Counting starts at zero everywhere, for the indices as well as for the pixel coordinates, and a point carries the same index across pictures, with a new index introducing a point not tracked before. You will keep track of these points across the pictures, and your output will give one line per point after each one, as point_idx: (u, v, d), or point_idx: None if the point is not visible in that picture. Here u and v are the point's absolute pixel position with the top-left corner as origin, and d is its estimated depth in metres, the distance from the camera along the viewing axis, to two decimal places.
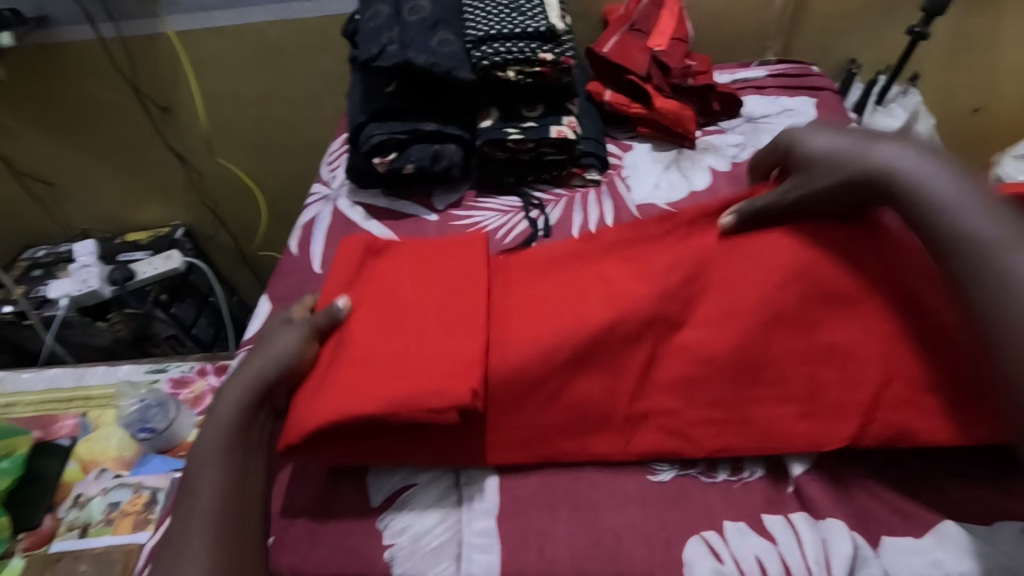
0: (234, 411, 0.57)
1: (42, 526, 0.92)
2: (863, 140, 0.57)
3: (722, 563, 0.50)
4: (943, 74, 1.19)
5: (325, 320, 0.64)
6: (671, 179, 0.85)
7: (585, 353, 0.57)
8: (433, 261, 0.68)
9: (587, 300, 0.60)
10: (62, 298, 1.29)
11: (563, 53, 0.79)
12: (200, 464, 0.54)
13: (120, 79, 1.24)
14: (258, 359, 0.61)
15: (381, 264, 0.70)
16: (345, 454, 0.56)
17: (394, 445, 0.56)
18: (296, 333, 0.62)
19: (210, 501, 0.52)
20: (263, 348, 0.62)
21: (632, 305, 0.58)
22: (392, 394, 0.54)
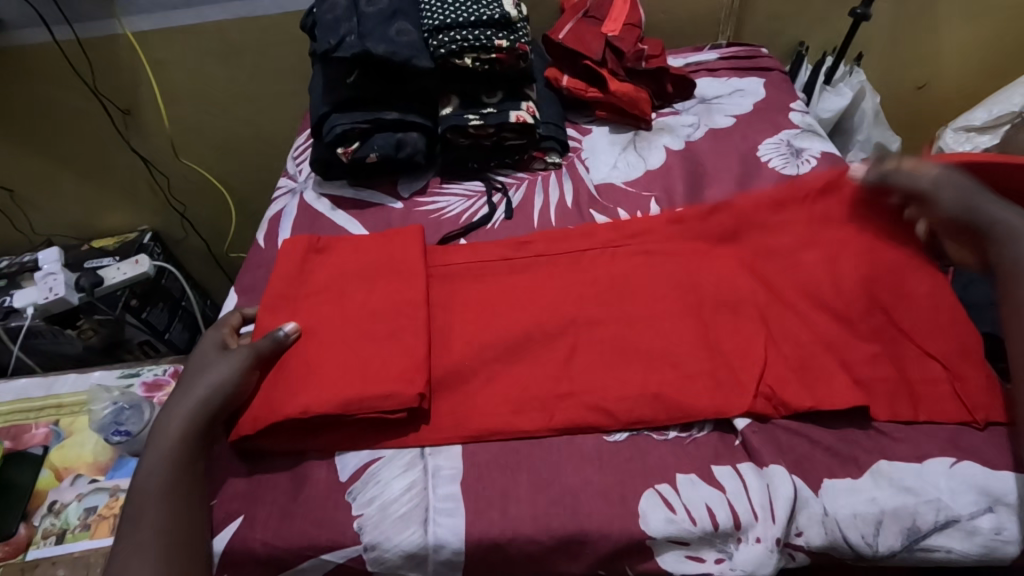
0: (176, 440, 0.56)
1: (17, 535, 0.92)
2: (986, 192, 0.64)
3: (674, 513, 0.53)
4: (887, 54, 1.25)
5: (268, 346, 0.62)
6: (628, 159, 0.88)
7: (603, 393, 0.59)
8: (374, 255, 0.72)
9: (609, 337, 0.63)
10: (28, 307, 1.26)
11: (517, 40, 0.82)
12: (140, 497, 0.54)
13: (79, 83, 1.23)
14: (196, 387, 0.60)
15: (316, 263, 0.73)
16: (290, 439, 0.60)
17: (335, 430, 0.60)
18: (233, 359, 0.61)
19: (153, 534, 0.52)
20: (201, 376, 0.61)
21: (603, 324, 0.65)
22: (340, 393, 0.59)
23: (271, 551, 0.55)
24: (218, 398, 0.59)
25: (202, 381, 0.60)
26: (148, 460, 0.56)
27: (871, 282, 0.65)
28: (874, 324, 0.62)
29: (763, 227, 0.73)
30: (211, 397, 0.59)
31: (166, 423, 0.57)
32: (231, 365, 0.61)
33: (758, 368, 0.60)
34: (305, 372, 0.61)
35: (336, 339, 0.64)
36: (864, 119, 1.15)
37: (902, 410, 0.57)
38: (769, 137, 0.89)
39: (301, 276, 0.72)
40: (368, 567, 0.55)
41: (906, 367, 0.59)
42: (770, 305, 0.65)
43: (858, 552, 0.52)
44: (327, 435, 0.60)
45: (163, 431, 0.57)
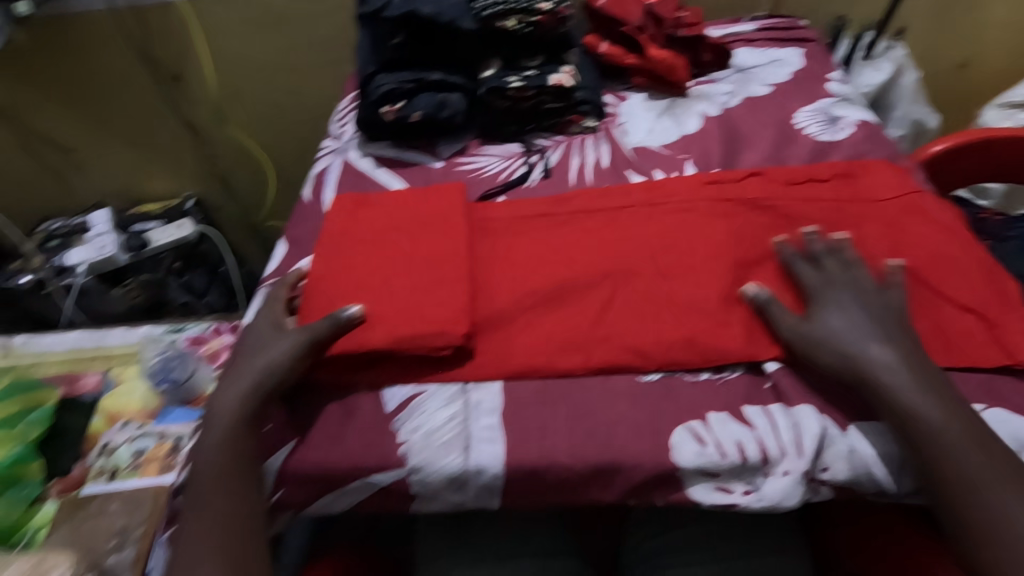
0: (232, 425, 0.59)
1: (72, 473, 1.00)
2: (868, 327, 0.57)
3: (704, 446, 0.56)
4: (928, 31, 1.23)
5: (325, 329, 0.61)
6: (664, 124, 0.90)
7: (637, 337, 0.62)
8: (419, 206, 0.76)
9: (645, 288, 0.66)
10: (80, 264, 1.38)
11: (559, 3, 0.86)
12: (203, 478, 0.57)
13: (132, 49, 1.27)
14: (252, 370, 0.61)
15: (364, 214, 0.76)
16: (346, 376, 0.63)
17: (387, 366, 0.63)
18: (289, 341, 0.61)
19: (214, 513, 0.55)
20: (257, 357, 0.62)
21: (639, 276, 0.67)
22: (394, 329, 0.62)
23: (323, 470, 0.59)
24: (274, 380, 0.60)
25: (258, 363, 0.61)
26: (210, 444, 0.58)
27: (901, 243, 0.66)
28: (907, 283, 0.63)
29: (796, 189, 0.74)
30: (265, 378, 0.60)
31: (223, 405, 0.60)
32: (291, 347, 0.61)
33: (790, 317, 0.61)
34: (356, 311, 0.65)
35: (386, 283, 0.67)
36: (902, 95, 1.14)
37: (938, 357, 0.58)
38: (806, 105, 0.89)
39: (353, 222, 0.75)
40: (412, 488, 0.58)
41: (940, 320, 0.61)
42: None
43: (881, 488, 0.54)
44: (380, 370, 0.63)
45: (219, 414, 0.59)
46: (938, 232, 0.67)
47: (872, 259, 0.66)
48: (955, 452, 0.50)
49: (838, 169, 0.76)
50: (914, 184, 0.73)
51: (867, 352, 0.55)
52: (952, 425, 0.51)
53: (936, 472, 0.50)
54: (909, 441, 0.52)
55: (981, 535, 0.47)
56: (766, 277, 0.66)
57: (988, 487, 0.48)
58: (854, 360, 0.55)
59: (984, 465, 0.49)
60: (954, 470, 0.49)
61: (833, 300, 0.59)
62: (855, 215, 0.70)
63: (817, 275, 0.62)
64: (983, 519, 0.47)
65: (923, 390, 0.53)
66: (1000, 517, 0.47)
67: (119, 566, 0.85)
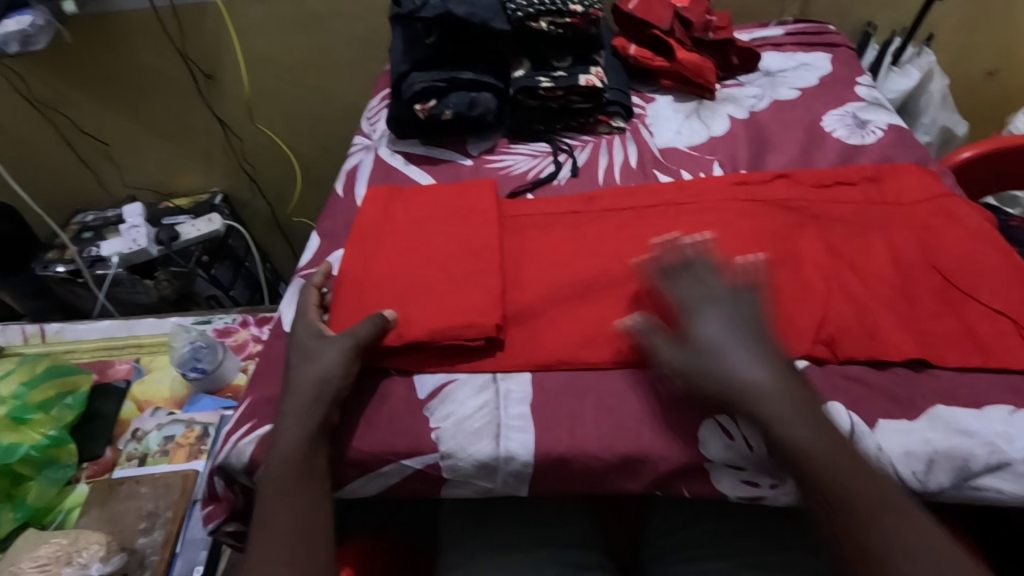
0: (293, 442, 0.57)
1: (103, 457, 1.04)
2: (743, 346, 0.54)
3: (732, 439, 0.56)
4: (957, 38, 1.23)
5: (370, 333, 0.62)
6: (692, 126, 0.91)
7: None
8: (452, 201, 0.78)
9: None
10: (113, 256, 1.37)
11: (591, 6, 0.88)
12: (268, 509, 0.55)
13: (169, 47, 1.31)
14: (305, 388, 0.59)
15: (394, 208, 0.78)
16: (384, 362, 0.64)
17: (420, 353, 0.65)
18: (335, 348, 0.61)
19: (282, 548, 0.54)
20: (309, 375, 0.60)
21: None
22: (429, 321, 0.64)
23: (356, 454, 0.60)
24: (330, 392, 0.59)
25: (311, 382, 0.59)
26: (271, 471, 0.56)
27: (930, 246, 0.67)
28: (937, 285, 0.64)
29: (824, 191, 0.75)
30: (319, 395, 0.59)
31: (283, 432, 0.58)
32: (339, 355, 0.60)
33: (818, 316, 0.62)
34: (390, 303, 0.67)
35: (418, 276, 0.69)
36: (930, 101, 1.14)
37: (969, 358, 0.59)
38: (834, 109, 0.90)
39: (385, 217, 0.77)
40: (443, 474, 0.60)
41: (971, 322, 0.61)
42: (830, 261, 0.67)
43: (908, 487, 0.54)
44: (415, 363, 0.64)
45: (277, 442, 0.57)
46: (968, 235, 0.67)
47: (901, 261, 0.66)
48: (839, 479, 0.49)
49: (867, 172, 0.76)
50: (943, 187, 0.73)
51: (745, 376, 0.53)
52: (834, 451, 0.50)
53: (818, 498, 0.50)
54: (795, 467, 0.51)
55: (869, 559, 0.48)
56: (794, 276, 0.66)
57: (872, 512, 0.48)
58: (733, 386, 0.53)
59: (864, 487, 0.49)
60: (839, 496, 0.49)
61: (706, 315, 0.56)
62: (884, 217, 0.71)
63: (688, 289, 0.58)
64: (869, 541, 0.48)
65: (799, 413, 0.51)
66: (882, 541, 0.48)
67: (149, 547, 0.88)
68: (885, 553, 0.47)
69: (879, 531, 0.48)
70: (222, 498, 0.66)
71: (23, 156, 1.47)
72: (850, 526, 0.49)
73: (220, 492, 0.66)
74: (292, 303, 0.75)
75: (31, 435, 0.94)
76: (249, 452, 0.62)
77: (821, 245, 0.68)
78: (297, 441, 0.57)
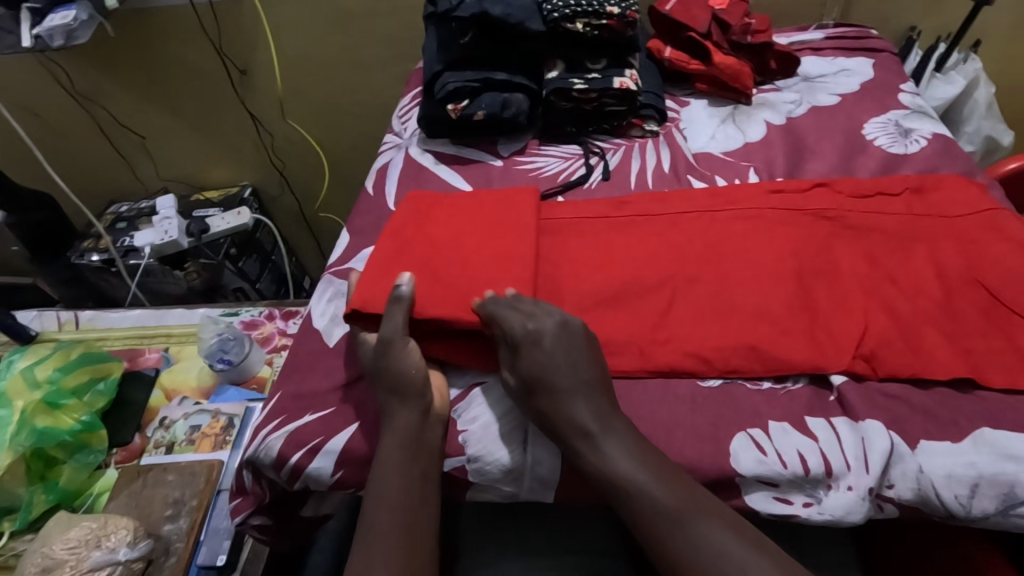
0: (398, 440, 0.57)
1: (132, 443, 1.05)
2: (568, 378, 0.57)
3: (765, 455, 0.55)
4: (1005, 44, 1.19)
5: (404, 314, 0.62)
6: (727, 131, 0.89)
7: (699, 342, 0.62)
8: (493, 207, 0.76)
9: (708, 294, 0.65)
10: (145, 247, 1.38)
11: (628, 7, 0.86)
12: (375, 515, 0.55)
13: (205, 42, 1.32)
14: (391, 397, 0.59)
15: (432, 204, 0.78)
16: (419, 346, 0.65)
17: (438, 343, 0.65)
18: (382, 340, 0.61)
19: (390, 553, 0.54)
20: (391, 382, 0.60)
21: (701, 282, 0.67)
22: (452, 310, 0.63)
23: None
24: (412, 386, 0.59)
25: (395, 390, 0.59)
26: (376, 485, 0.56)
27: (976, 261, 0.64)
28: (983, 302, 0.61)
29: (865, 202, 0.73)
30: (403, 397, 0.59)
31: (385, 439, 0.58)
32: (405, 349, 0.61)
33: (856, 332, 0.60)
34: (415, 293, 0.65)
35: (447, 269, 0.68)
36: (975, 110, 1.10)
37: (1019, 379, 0.56)
38: (876, 116, 0.87)
39: (426, 211, 0.77)
40: (470, 477, 0.60)
41: (1022, 342, 0.58)
42: (871, 275, 0.65)
43: (948, 511, 0.52)
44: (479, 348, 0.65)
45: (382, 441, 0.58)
46: (1019, 250, 0.65)
47: (946, 276, 0.64)
48: (644, 486, 0.52)
49: (910, 182, 0.74)
50: (991, 200, 0.71)
51: (566, 407, 0.56)
52: (642, 464, 0.53)
53: (636, 508, 0.52)
54: (610, 483, 0.54)
55: (672, 558, 0.50)
56: (832, 290, 0.64)
57: (678, 514, 0.51)
58: (558, 417, 0.56)
59: (671, 491, 0.52)
60: (651, 504, 0.52)
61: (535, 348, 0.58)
62: (928, 229, 0.68)
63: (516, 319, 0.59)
64: (675, 544, 0.50)
65: (622, 439, 0.54)
66: (684, 538, 0.50)
67: (175, 534, 0.90)
68: (687, 553, 0.50)
69: (681, 531, 0.50)
70: (251, 492, 0.67)
71: (63, 148, 1.51)
72: (658, 531, 0.51)
73: (248, 486, 0.67)
74: (322, 299, 0.76)
75: (65, 420, 0.97)
76: (278, 448, 0.62)
77: (860, 257, 0.67)
78: (395, 449, 0.57)
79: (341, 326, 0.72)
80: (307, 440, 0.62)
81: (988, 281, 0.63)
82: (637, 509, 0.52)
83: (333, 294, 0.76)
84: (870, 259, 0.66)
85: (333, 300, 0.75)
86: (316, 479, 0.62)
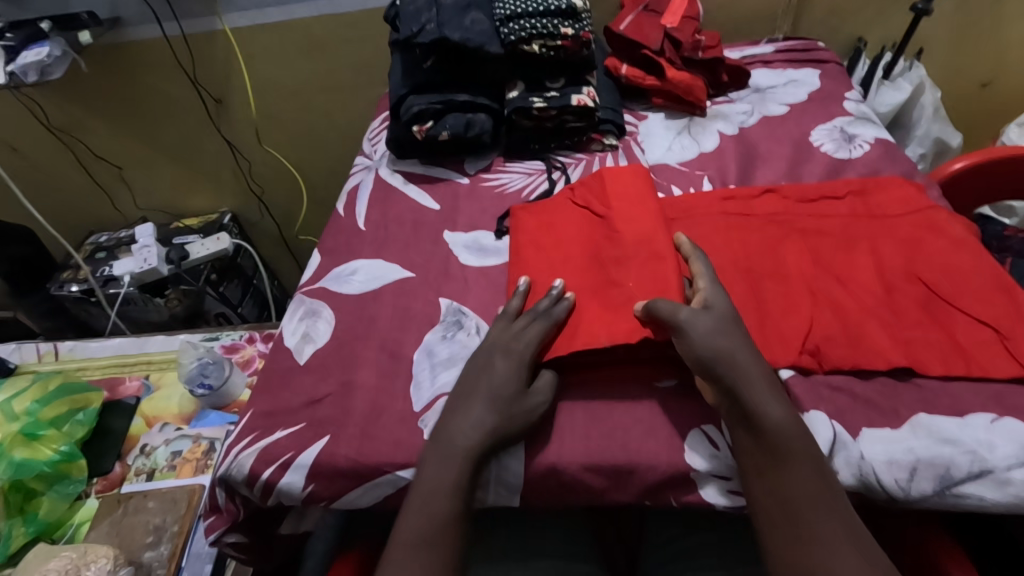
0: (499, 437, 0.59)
1: (112, 471, 1.05)
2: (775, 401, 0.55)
3: (717, 449, 0.59)
4: (949, 51, 1.25)
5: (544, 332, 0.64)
6: (682, 142, 0.93)
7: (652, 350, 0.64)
8: (575, 229, 0.77)
9: None
10: (125, 276, 1.39)
11: (582, 28, 0.89)
12: (449, 498, 0.56)
13: (180, 73, 1.35)
14: None
15: (585, 193, 0.81)
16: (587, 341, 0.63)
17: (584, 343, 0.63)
18: (547, 328, 0.65)
19: (441, 519, 0.56)
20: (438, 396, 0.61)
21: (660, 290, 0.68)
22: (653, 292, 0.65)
23: (355, 465, 0.63)
24: (517, 403, 0.60)
25: None
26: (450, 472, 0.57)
27: (915, 259, 0.68)
28: (920, 295, 0.65)
29: (811, 206, 0.76)
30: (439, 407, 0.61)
31: (467, 429, 0.59)
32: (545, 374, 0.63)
33: (803, 328, 0.63)
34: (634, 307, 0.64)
35: (601, 270, 0.70)
36: (923, 114, 1.15)
37: (954, 367, 0.59)
38: (822, 124, 0.91)
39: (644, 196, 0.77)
40: None
41: (956, 332, 0.61)
42: (816, 273, 0.68)
43: (889, 494, 0.55)
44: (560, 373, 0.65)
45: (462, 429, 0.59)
46: (953, 246, 0.68)
47: (887, 273, 0.67)
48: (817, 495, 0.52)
49: (853, 186, 0.78)
50: (929, 200, 0.75)
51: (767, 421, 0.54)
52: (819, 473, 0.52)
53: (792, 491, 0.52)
54: (771, 464, 0.53)
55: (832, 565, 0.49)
56: (782, 288, 0.67)
57: (795, 461, 0.53)
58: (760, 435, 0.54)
59: (791, 432, 0.54)
60: (768, 439, 0.53)
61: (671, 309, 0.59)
62: (869, 229, 0.72)
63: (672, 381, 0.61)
64: (792, 496, 0.52)
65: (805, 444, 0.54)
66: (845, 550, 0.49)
67: (156, 561, 0.90)
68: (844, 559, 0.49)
69: (792, 471, 0.52)
70: (224, 510, 0.68)
71: (41, 180, 1.53)
72: (781, 478, 0.52)
73: (221, 504, 0.68)
74: (294, 319, 0.78)
75: (43, 451, 0.97)
76: (249, 465, 0.64)
77: (807, 259, 0.70)
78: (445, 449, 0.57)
79: (312, 343, 0.74)
80: (278, 455, 0.64)
81: (927, 275, 0.66)
82: (755, 449, 0.54)
83: (305, 313, 0.78)
84: (814, 260, 0.69)
85: (303, 317, 0.77)
86: (287, 492, 0.63)
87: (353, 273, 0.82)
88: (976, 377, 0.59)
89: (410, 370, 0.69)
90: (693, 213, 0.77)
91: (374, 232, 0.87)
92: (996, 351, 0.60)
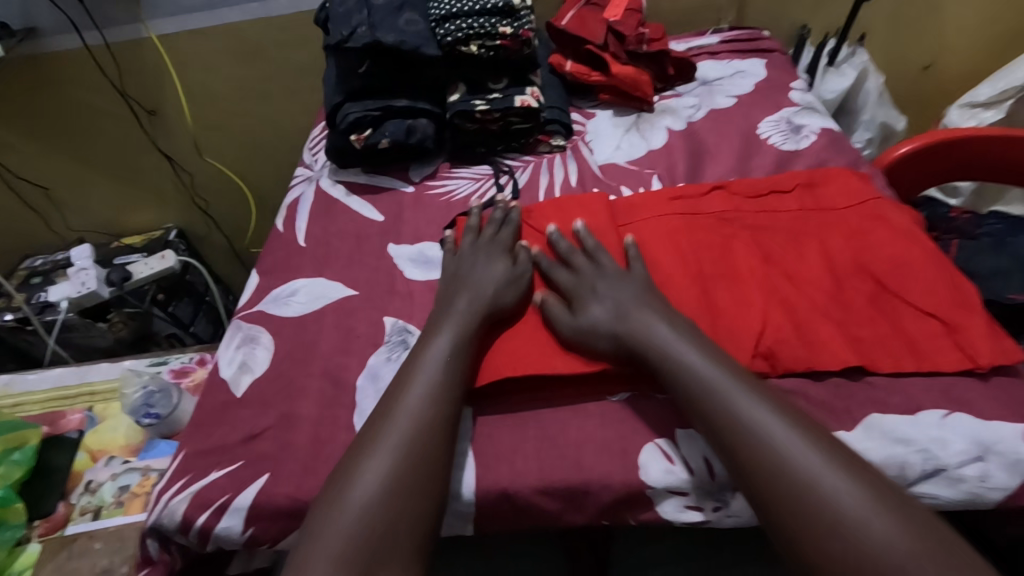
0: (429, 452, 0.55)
1: (55, 513, 0.97)
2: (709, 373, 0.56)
3: (672, 464, 0.57)
4: (890, 36, 1.26)
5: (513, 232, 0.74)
6: (631, 140, 0.91)
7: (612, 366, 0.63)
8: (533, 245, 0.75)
9: None
10: (62, 301, 1.31)
11: (521, 26, 0.86)
12: None
13: (107, 83, 1.27)
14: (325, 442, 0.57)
15: (555, 210, 0.78)
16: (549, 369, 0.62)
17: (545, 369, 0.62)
18: (513, 233, 0.75)
19: None
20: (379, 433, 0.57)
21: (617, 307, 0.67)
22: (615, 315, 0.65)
23: (298, 504, 0.59)
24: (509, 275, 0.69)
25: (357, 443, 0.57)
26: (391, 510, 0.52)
27: (863, 253, 0.67)
28: (868, 289, 0.64)
29: (760, 202, 0.75)
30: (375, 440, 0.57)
31: None
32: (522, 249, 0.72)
33: (754, 330, 0.62)
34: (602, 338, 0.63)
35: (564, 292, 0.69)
36: (868, 99, 1.15)
37: (903, 363, 0.59)
38: (769, 115, 0.90)
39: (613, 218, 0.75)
40: None
41: (905, 326, 0.61)
42: (766, 272, 0.67)
43: None
44: (509, 394, 0.63)
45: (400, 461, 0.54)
46: (900, 237, 0.68)
47: (836, 269, 0.66)
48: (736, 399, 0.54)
49: (800, 178, 0.76)
50: (874, 190, 0.74)
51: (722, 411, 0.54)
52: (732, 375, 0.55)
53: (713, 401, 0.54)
54: (693, 385, 0.56)
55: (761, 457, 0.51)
56: (732, 289, 0.66)
57: (699, 370, 0.56)
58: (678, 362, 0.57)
59: (711, 369, 0.56)
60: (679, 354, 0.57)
61: (590, 291, 0.66)
62: (816, 225, 0.71)
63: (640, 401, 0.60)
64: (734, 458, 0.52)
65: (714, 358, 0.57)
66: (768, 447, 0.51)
67: None
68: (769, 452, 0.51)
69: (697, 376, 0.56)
70: (158, 561, 0.64)
71: None
72: (720, 442, 0.53)
73: (155, 556, 0.63)
74: (231, 347, 0.73)
75: None
76: (182, 511, 0.60)
77: (757, 256, 0.68)
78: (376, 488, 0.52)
79: (249, 373, 0.70)
80: (213, 499, 0.60)
81: (875, 269, 0.65)
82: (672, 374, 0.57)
83: (242, 340, 0.73)
84: (764, 259, 0.68)
85: (241, 343, 0.73)
86: (226, 538, 0.59)
87: (292, 295, 0.77)
88: (926, 371, 0.58)
89: (354, 398, 0.66)
90: (641, 216, 0.75)
91: (315, 248, 0.83)
92: (943, 343, 0.59)
